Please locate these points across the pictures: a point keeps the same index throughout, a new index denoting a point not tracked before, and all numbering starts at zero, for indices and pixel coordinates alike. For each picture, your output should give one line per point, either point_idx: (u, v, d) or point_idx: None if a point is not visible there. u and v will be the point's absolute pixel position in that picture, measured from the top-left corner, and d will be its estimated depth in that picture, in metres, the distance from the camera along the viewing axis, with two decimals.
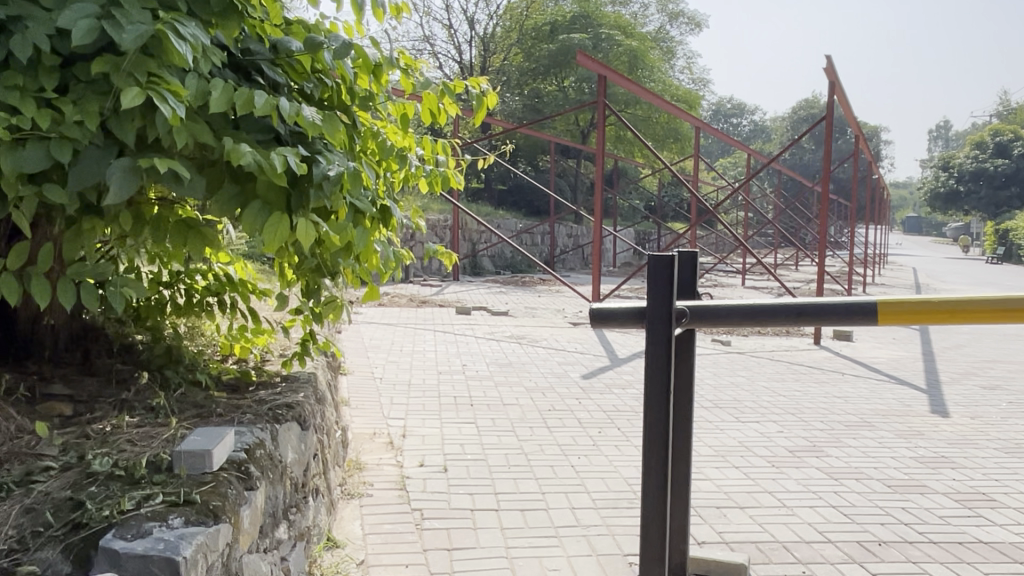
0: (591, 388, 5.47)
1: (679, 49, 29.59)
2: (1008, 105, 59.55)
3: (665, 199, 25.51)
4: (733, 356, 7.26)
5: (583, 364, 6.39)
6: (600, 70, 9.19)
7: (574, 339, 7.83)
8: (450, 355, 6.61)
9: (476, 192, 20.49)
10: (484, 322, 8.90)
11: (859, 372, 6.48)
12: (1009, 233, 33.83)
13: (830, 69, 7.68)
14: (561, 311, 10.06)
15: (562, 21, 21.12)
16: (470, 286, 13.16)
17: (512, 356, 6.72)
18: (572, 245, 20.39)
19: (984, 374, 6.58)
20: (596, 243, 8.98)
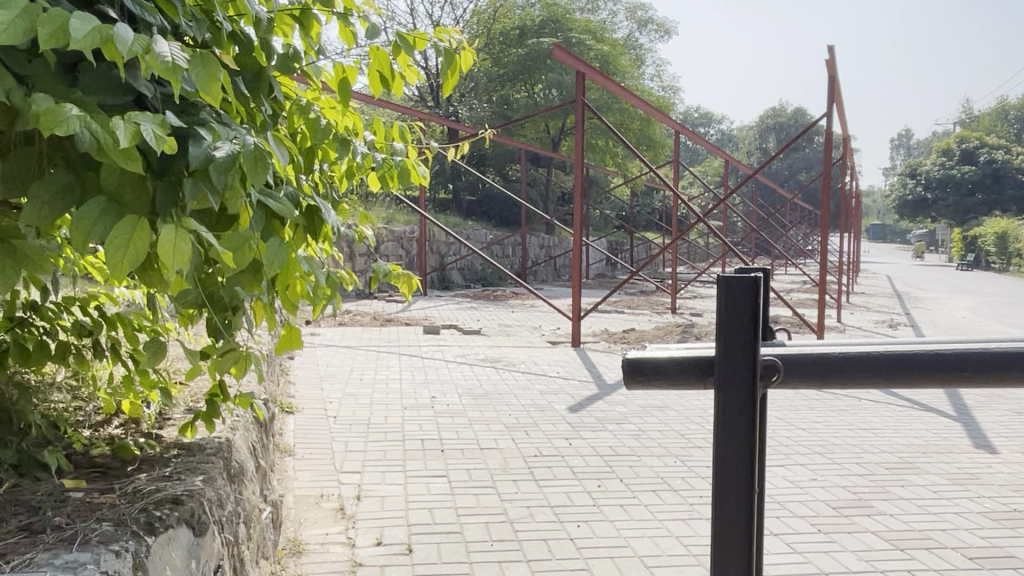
0: (581, 424, 4.70)
1: (648, 56, 29.09)
2: (970, 114, 60.20)
3: (638, 208, 24.97)
4: None
5: (569, 393, 5.63)
6: (580, 68, 8.50)
7: (554, 361, 7.07)
8: (417, 384, 5.82)
9: (443, 203, 19.73)
10: (454, 343, 8.11)
11: (876, 396, 5.80)
12: (979, 240, 33.77)
13: (831, 60, 7.06)
14: (537, 328, 9.30)
15: (532, 25, 20.50)
16: (439, 303, 12.36)
17: (488, 383, 5.93)
18: (544, 256, 19.69)
19: (1012, 397, 5.92)
20: (576, 255, 8.21)
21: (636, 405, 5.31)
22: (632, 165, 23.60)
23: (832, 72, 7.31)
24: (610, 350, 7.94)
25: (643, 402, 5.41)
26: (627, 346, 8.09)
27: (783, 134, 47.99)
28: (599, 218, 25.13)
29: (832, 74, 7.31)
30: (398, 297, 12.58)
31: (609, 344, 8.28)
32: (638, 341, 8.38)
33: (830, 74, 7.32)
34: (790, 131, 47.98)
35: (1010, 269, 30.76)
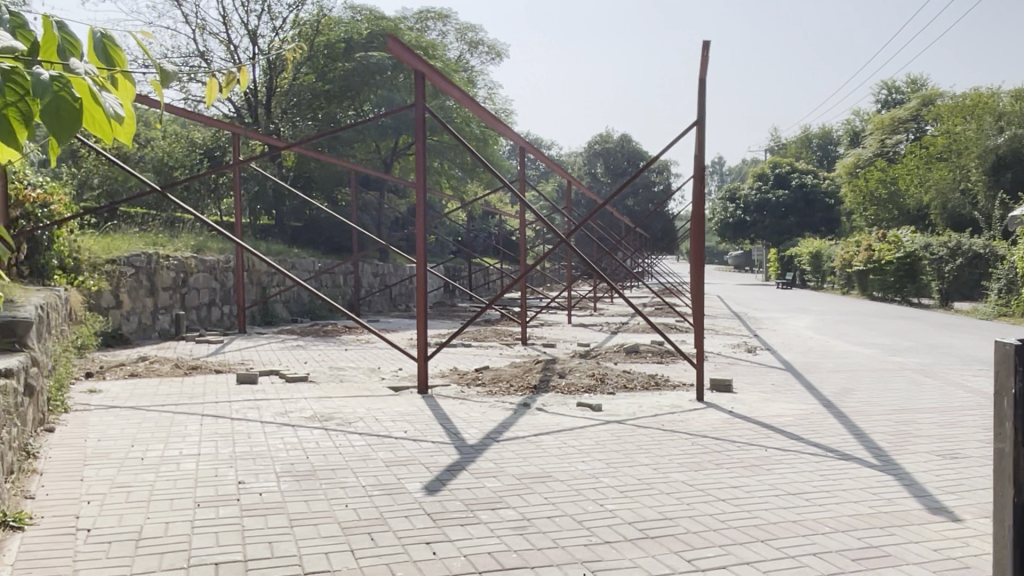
0: (444, 516, 3.50)
1: (479, 79, 28.30)
2: (778, 141, 63.98)
3: (476, 233, 24.01)
4: (614, 426, 5.52)
5: (424, 463, 4.42)
6: (418, 67, 7.32)
7: (399, 416, 5.80)
8: (219, 464, 4.38)
9: (266, 229, 17.96)
10: (275, 395, 6.64)
11: (781, 444, 4.94)
12: (795, 260, 35.34)
13: (705, 58, 6.25)
14: (375, 371, 7.99)
15: (359, 37, 19.02)
16: (260, 343, 10.71)
17: (314, 456, 4.58)
18: (378, 285, 18.28)
19: (919, 434, 5.25)
20: (420, 285, 6.98)
21: (507, 478, 4.15)
22: (468, 187, 22.62)
23: (702, 73, 6.54)
24: (464, 395, 6.74)
25: (515, 472, 4.26)
26: (483, 390, 6.94)
27: (611, 160, 48.78)
28: (436, 243, 23.94)
29: (703, 75, 6.53)
30: (210, 338, 10.83)
31: (462, 387, 7.09)
32: (495, 382, 7.24)
33: (701, 74, 6.53)
34: (617, 157, 48.87)
35: (824, 286, 32.35)
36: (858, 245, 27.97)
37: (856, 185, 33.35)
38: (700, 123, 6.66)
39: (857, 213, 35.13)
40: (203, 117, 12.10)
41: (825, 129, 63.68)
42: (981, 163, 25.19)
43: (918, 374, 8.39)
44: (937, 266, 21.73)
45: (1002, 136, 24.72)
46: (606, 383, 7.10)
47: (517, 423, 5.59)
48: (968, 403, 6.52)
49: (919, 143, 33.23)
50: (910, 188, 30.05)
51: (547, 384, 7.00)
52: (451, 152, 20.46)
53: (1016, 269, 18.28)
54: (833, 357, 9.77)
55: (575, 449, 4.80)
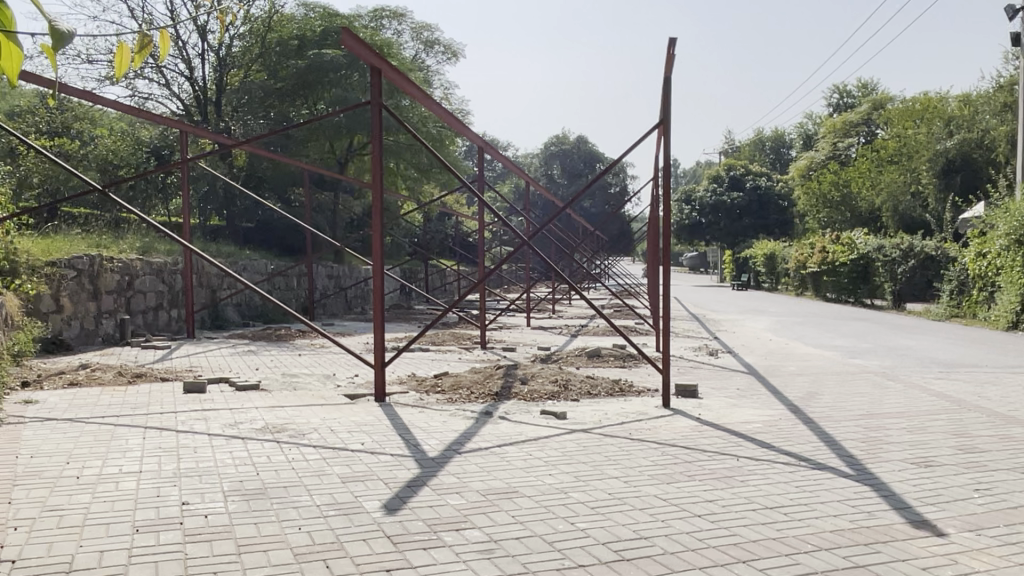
0: (406, 539, 3.25)
1: (436, 79, 28.00)
2: (732, 143, 64.62)
3: (433, 234, 23.70)
4: (580, 436, 5.33)
5: (384, 480, 4.17)
6: (372, 61, 7.04)
7: (355, 427, 5.53)
8: (160, 482, 4.08)
9: (216, 230, 17.49)
10: (225, 404, 6.32)
11: (752, 453, 4.80)
12: (750, 261, 35.65)
13: (671, 55, 6.07)
14: (330, 377, 7.69)
15: (312, 34, 18.55)
16: (209, 348, 10.32)
17: (265, 473, 4.29)
18: (333, 287, 17.91)
19: (889, 441, 5.16)
20: (377, 289, 6.70)
21: (472, 494, 3.92)
22: (425, 189, 22.32)
23: (667, 73, 6.36)
24: (424, 403, 6.50)
25: (481, 488, 4.04)
26: (442, 398, 6.70)
27: (567, 161, 48.78)
28: (393, 245, 23.57)
29: (667, 75, 6.35)
30: (157, 344, 10.40)
31: (421, 395, 6.85)
32: (456, 389, 7.00)
33: (666, 74, 6.35)
34: (574, 158, 48.86)
35: (779, 287, 32.68)
36: (812, 246, 28.31)
37: (809, 187, 33.81)
38: (663, 125, 6.48)
39: (810, 215, 35.63)
40: (149, 115, 11.65)
41: (778, 132, 64.55)
42: (931, 166, 25.67)
43: (880, 377, 8.37)
44: (890, 268, 22.08)
45: (951, 140, 25.22)
46: (570, 389, 6.92)
47: (480, 433, 5.37)
48: (934, 407, 6.48)
49: (870, 147, 33.79)
50: (863, 191, 30.51)
51: (510, 391, 6.79)
52: (408, 152, 20.12)
53: (966, 271, 18.63)
54: (794, 360, 9.73)
55: (542, 462, 4.59)
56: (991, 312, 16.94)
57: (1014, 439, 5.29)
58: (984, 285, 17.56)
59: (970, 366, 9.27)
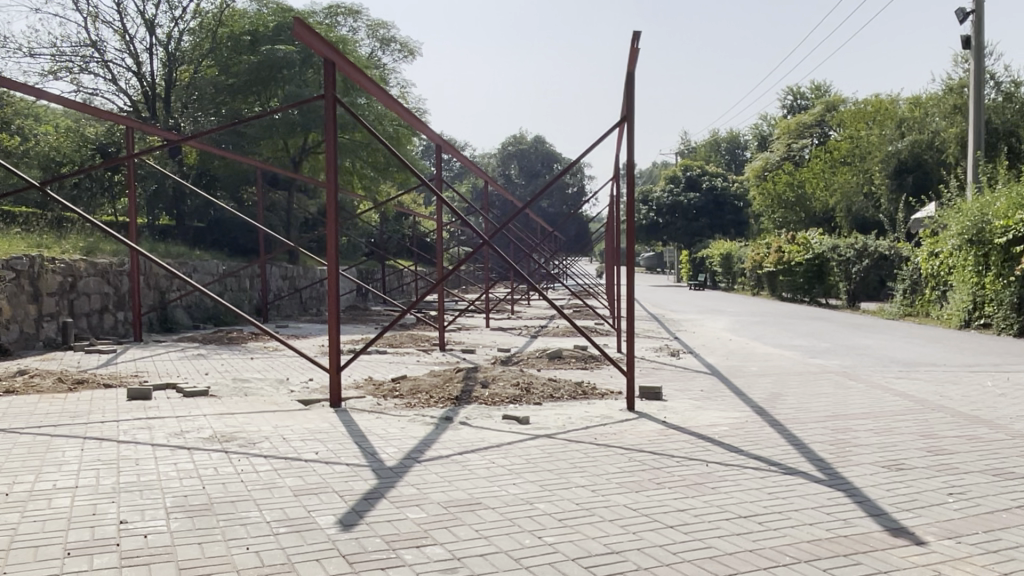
0: (362, 559, 3.04)
1: (392, 77, 27.64)
2: (689, 144, 65.07)
3: (389, 234, 23.35)
4: (544, 441, 5.14)
5: (339, 493, 3.95)
6: (326, 53, 6.78)
7: (309, 434, 5.28)
8: (97, 499, 3.80)
9: (166, 230, 17.00)
10: (171, 412, 6.01)
11: (721, 458, 4.66)
12: (707, 261, 35.85)
13: (635, 48, 5.91)
14: (283, 382, 7.41)
15: (265, 30, 18.00)
16: (157, 352, 9.94)
17: (211, 487, 4.03)
18: (287, 288, 17.54)
19: (858, 443, 5.07)
20: (332, 290, 6.44)
21: (433, 507, 3.71)
22: (381, 188, 21.99)
23: (631, 68, 6.20)
24: (381, 409, 6.26)
25: (441, 501, 3.83)
26: (400, 403, 6.48)
27: (525, 161, 48.67)
28: (348, 245, 23.19)
29: (631, 70, 6.20)
30: (101, 348, 9.99)
31: (378, 400, 6.61)
32: (414, 394, 6.78)
33: (630, 69, 6.19)
34: (531, 158, 48.73)
35: (735, 287, 32.93)
36: (768, 246, 28.53)
37: (764, 187, 34.11)
38: (627, 121, 6.32)
39: (765, 215, 35.97)
40: (97, 112, 11.21)
41: (732, 134, 65.21)
42: (884, 167, 26.03)
43: (842, 377, 8.34)
44: (845, 267, 22.32)
45: (902, 141, 25.60)
46: (532, 393, 6.74)
47: (440, 440, 5.15)
48: (899, 408, 6.44)
49: (824, 148, 34.21)
50: (817, 192, 30.87)
51: (470, 395, 6.58)
52: (364, 151, 19.74)
53: (919, 270, 18.89)
54: (756, 360, 9.68)
55: (505, 470, 4.40)
56: (944, 310, 17.17)
57: (981, 439, 5.24)
58: (936, 284, 17.81)
59: (929, 365, 9.30)
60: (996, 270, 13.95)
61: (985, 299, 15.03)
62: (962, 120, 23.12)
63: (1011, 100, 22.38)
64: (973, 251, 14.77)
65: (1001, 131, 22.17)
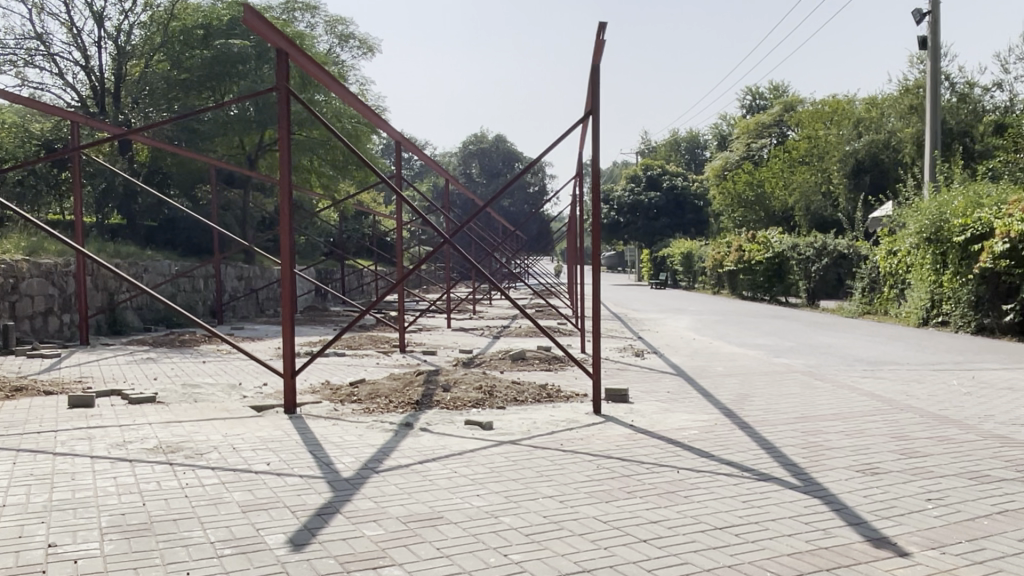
0: None
1: (351, 74, 27.23)
2: (649, 144, 65.41)
3: (349, 234, 22.95)
4: (509, 448, 4.94)
5: (291, 508, 3.70)
6: (279, 44, 6.49)
7: (261, 444, 5.01)
8: (26, 519, 3.50)
9: (116, 229, 16.47)
10: (114, 420, 5.69)
11: (692, 464, 4.50)
12: (668, 260, 36.01)
13: (600, 40, 5.73)
14: (236, 387, 7.10)
15: (219, 23, 17.62)
16: (104, 356, 9.53)
17: (152, 503, 3.76)
18: (243, 289, 17.11)
19: (830, 447, 4.95)
20: (287, 291, 6.16)
21: (391, 523, 3.48)
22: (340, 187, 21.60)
23: (595, 61, 6.02)
24: (338, 415, 6.00)
25: (400, 515, 3.59)
26: (358, 409, 6.23)
27: (486, 160, 48.45)
28: (307, 245, 22.73)
29: (596, 63, 6.02)
30: (44, 352, 9.54)
31: (334, 406, 6.35)
32: (373, 398, 6.52)
33: (594, 61, 6.01)
34: (492, 157, 48.47)
35: (696, 286, 33.09)
36: (728, 245, 28.66)
37: (723, 187, 34.30)
38: (592, 115, 6.14)
39: (725, 215, 36.20)
40: (42, 106, 10.75)
41: (692, 134, 65.65)
42: (841, 167, 26.30)
43: (808, 377, 8.26)
44: (805, 266, 22.47)
45: (859, 141, 25.88)
46: (495, 396, 6.52)
47: (399, 448, 4.92)
48: (867, 408, 6.35)
49: (782, 147, 34.53)
50: (776, 191, 31.12)
51: (430, 399, 6.35)
52: (322, 148, 19.32)
53: (878, 268, 19.05)
54: (721, 360, 9.58)
55: (468, 480, 4.18)
56: (902, 308, 17.33)
57: (951, 440, 5.15)
58: (894, 282, 17.97)
59: (892, 364, 9.28)
60: (953, 268, 14.06)
61: (943, 297, 15.16)
62: (917, 121, 23.42)
63: (965, 101, 22.71)
64: (931, 250, 14.89)
65: (955, 131, 22.50)
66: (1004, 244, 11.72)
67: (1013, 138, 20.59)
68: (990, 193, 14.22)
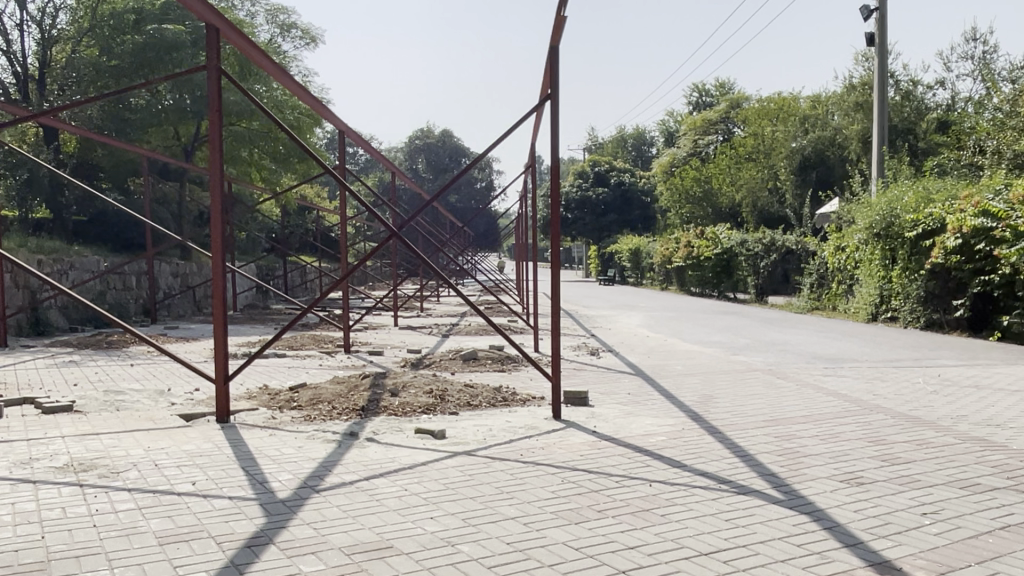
0: None
1: (293, 65, 26.39)
2: (596, 140, 65.45)
3: (292, 230, 22.21)
4: (463, 459, 4.52)
5: (215, 538, 3.22)
6: (210, 19, 5.92)
7: (187, 459, 4.50)
8: None
9: (42, 223, 15.56)
10: (22, 434, 5.10)
11: (664, 477, 4.12)
12: (616, 256, 35.91)
13: (560, 18, 5.32)
14: (163, 393, 6.54)
15: (151, 8, 16.95)
16: (21, 360, 8.80)
17: (54, 536, 3.24)
18: (178, 286, 16.37)
19: (807, 453, 4.63)
20: (218, 290, 5.61)
21: (333, 555, 3.01)
22: (281, 180, 20.87)
23: (555, 41, 5.63)
24: (275, 424, 5.50)
25: (342, 545, 3.13)
26: (298, 417, 5.74)
27: (433, 156, 47.83)
28: (247, 240, 21.91)
29: (555, 43, 5.62)
30: None
31: (272, 413, 5.85)
32: (314, 405, 6.03)
33: (554, 42, 5.61)
34: (439, 152, 47.85)
35: (644, 282, 33.03)
36: (676, 241, 28.60)
37: (671, 183, 34.30)
38: (551, 100, 5.74)
39: (672, 211, 36.22)
40: None
41: (639, 131, 65.85)
42: (788, 163, 26.43)
43: (769, 376, 8.00)
44: (753, 262, 22.48)
45: (806, 138, 26.02)
46: (447, 401, 6.09)
47: (343, 461, 4.46)
48: (836, 409, 6.08)
49: (728, 144, 34.66)
50: (723, 187, 31.22)
51: (378, 405, 5.89)
52: (263, 140, 18.56)
53: (826, 264, 19.07)
54: (678, 359, 9.29)
55: (421, 499, 3.74)
56: (850, 304, 17.35)
57: (932, 444, 4.88)
58: (843, 278, 17.99)
59: (852, 361, 9.08)
60: (904, 264, 14.01)
61: (891, 293, 15.18)
62: (862, 118, 23.58)
63: (909, 98, 22.96)
64: (880, 245, 14.90)
65: (900, 129, 22.75)
66: (956, 239, 11.65)
67: (956, 135, 20.85)
68: (940, 188, 14.23)
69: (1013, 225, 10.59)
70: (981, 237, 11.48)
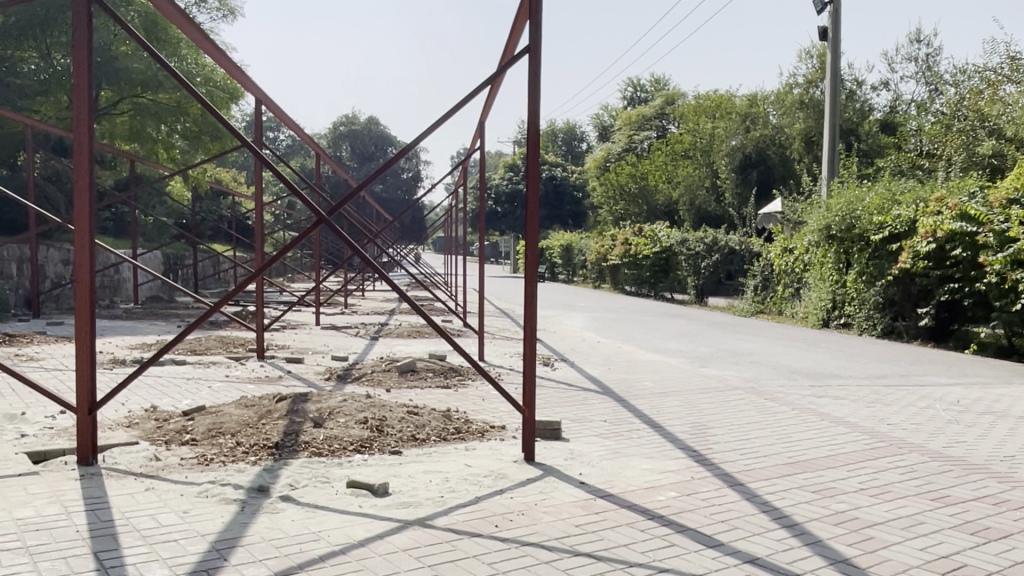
0: None
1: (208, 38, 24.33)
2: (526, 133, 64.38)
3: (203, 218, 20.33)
4: (418, 534, 3.25)
5: None
6: None
7: (18, 536, 3.10)
8: None
9: None
10: None
11: (705, 568, 2.94)
12: (548, 251, 34.85)
13: None
14: (14, 420, 5.04)
15: None
16: None
17: None
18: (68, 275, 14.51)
19: (871, 523, 3.52)
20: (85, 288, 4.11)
21: None
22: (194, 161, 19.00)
23: None
24: (157, 469, 4.10)
25: None
26: (189, 457, 4.35)
27: (357, 143, 45.92)
28: (153, 226, 19.96)
29: None
30: None
31: (155, 450, 4.44)
32: (213, 438, 4.65)
33: None
34: (364, 140, 45.95)
35: (574, 280, 32.12)
36: (611, 237, 27.64)
37: (606, 178, 33.50)
38: (528, 52, 4.49)
39: (605, 207, 35.44)
40: None
41: (570, 124, 65.10)
42: (727, 161, 25.76)
43: (756, 396, 6.93)
44: (693, 262, 21.63)
45: (746, 136, 25.42)
46: (386, 434, 4.79)
47: (247, 540, 3.12)
48: (861, 447, 5.02)
49: (664, 141, 34.02)
50: (660, 184, 30.55)
51: (296, 441, 4.54)
52: (171, 114, 16.71)
53: (771, 266, 18.35)
54: (643, 372, 8.18)
55: None
56: (797, 308, 16.62)
57: (1010, 504, 3.87)
58: (789, 281, 17.26)
59: (835, 378, 8.12)
60: (862, 267, 13.31)
61: (844, 298, 14.42)
62: (805, 117, 23.07)
63: (853, 99, 22.54)
64: (834, 248, 14.18)
65: (843, 129, 22.27)
66: (930, 244, 10.88)
67: (901, 137, 20.52)
68: (902, 189, 13.52)
69: (996, 230, 9.85)
70: (957, 241, 10.75)
